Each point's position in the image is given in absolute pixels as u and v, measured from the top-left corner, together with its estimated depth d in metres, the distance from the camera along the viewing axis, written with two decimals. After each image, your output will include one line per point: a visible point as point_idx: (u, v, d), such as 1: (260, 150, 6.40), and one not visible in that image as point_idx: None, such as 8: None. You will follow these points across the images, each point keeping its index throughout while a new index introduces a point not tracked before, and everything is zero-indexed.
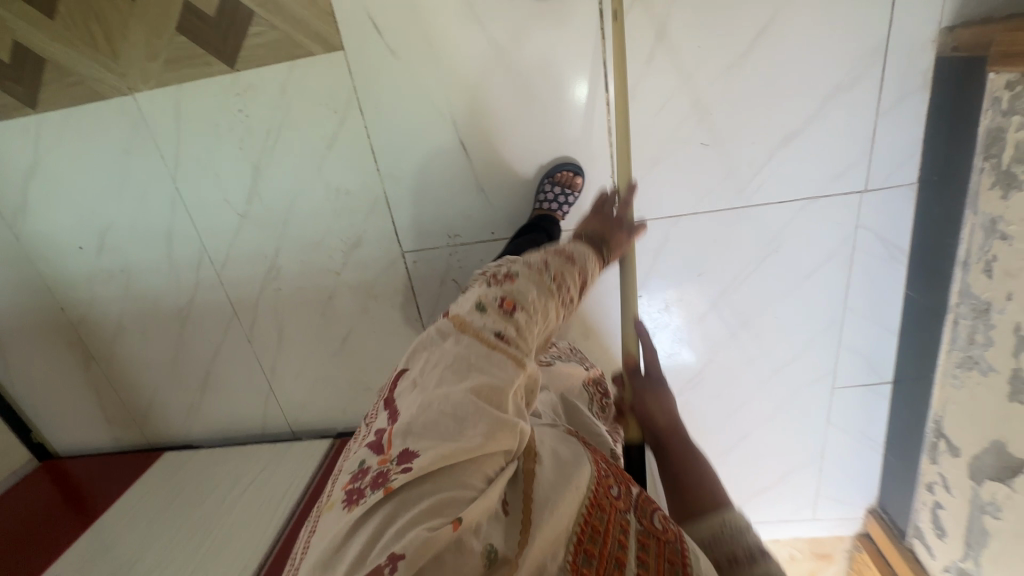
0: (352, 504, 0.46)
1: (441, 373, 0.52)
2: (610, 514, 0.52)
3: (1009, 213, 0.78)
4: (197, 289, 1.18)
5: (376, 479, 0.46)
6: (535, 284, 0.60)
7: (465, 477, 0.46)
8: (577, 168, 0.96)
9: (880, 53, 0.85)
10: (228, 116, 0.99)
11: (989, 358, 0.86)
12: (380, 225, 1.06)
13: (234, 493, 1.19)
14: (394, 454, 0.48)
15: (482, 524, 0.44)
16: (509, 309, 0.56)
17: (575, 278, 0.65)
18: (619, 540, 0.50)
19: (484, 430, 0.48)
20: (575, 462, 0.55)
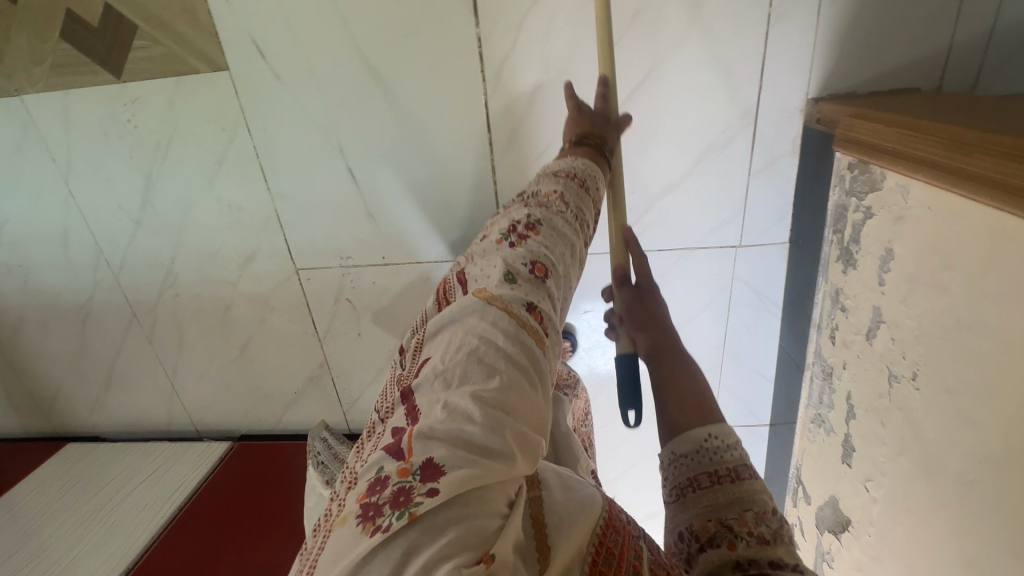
0: (367, 524, 0.38)
1: (468, 364, 0.47)
2: (624, 538, 0.50)
3: (846, 287, 0.81)
4: (96, 289, 1.18)
5: (398, 498, 0.39)
6: (556, 231, 0.60)
7: (490, 501, 0.42)
8: None
9: (750, 117, 0.87)
10: (117, 124, 0.98)
11: (831, 419, 0.90)
12: (273, 242, 1.07)
13: (126, 489, 1.22)
14: (416, 464, 0.41)
15: (510, 555, 0.40)
16: (540, 275, 0.55)
17: (588, 205, 0.67)
18: (635, 565, 0.47)
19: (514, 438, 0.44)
20: (578, 496, 0.51)
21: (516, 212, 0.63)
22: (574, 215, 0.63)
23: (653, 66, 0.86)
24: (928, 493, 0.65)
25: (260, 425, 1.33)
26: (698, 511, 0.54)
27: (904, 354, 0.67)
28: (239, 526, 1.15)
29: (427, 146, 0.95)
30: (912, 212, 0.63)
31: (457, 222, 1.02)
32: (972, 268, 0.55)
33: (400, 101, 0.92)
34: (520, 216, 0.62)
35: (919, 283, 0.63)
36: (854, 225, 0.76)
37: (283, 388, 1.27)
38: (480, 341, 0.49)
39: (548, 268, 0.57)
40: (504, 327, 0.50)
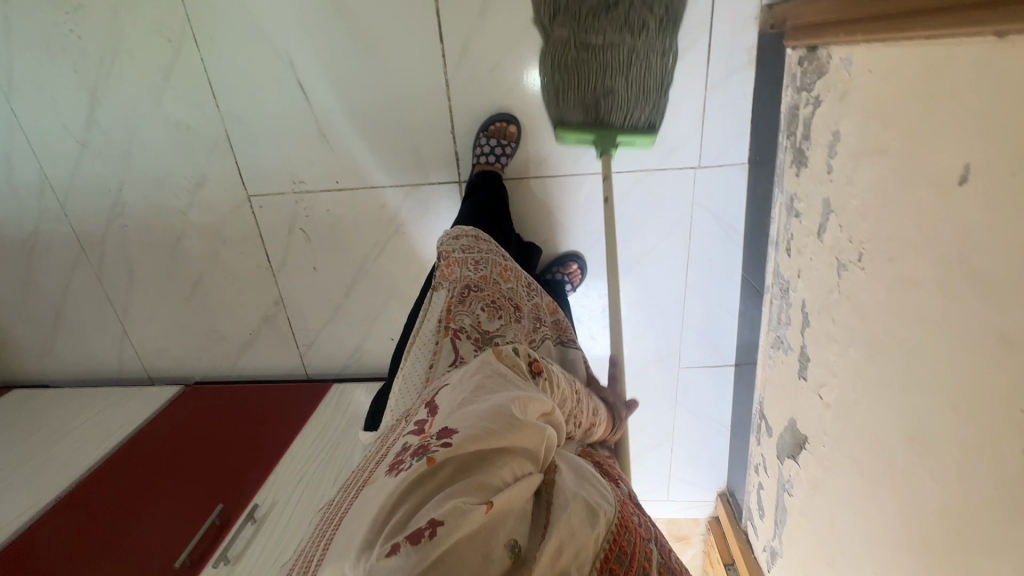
0: (392, 471, 0.41)
1: (480, 381, 0.49)
2: (636, 537, 0.48)
3: (799, 189, 0.79)
4: (41, 220, 1.14)
5: (417, 451, 0.42)
6: (563, 380, 0.61)
7: (498, 465, 0.42)
8: (508, 116, 0.95)
9: (705, 26, 0.86)
10: (59, 34, 0.95)
11: (788, 337, 0.88)
12: (224, 166, 1.04)
13: (67, 428, 1.17)
14: (434, 432, 0.44)
15: (510, 516, 0.40)
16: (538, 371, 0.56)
17: (586, 404, 0.65)
18: (644, 565, 0.46)
19: (515, 424, 0.44)
20: (597, 483, 0.51)
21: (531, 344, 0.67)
22: (571, 382, 0.63)
23: None
24: (874, 378, 0.63)
25: (214, 370, 1.29)
26: None
27: (851, 237, 0.65)
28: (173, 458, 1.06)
29: (379, 59, 0.93)
30: (854, 83, 0.61)
31: (411, 142, 0.99)
32: (909, 120, 0.53)
33: (350, 9, 0.90)
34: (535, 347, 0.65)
35: (862, 155, 0.61)
36: (806, 120, 0.74)
37: (238, 329, 1.23)
38: (490, 372, 0.51)
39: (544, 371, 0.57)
40: (510, 378, 0.51)
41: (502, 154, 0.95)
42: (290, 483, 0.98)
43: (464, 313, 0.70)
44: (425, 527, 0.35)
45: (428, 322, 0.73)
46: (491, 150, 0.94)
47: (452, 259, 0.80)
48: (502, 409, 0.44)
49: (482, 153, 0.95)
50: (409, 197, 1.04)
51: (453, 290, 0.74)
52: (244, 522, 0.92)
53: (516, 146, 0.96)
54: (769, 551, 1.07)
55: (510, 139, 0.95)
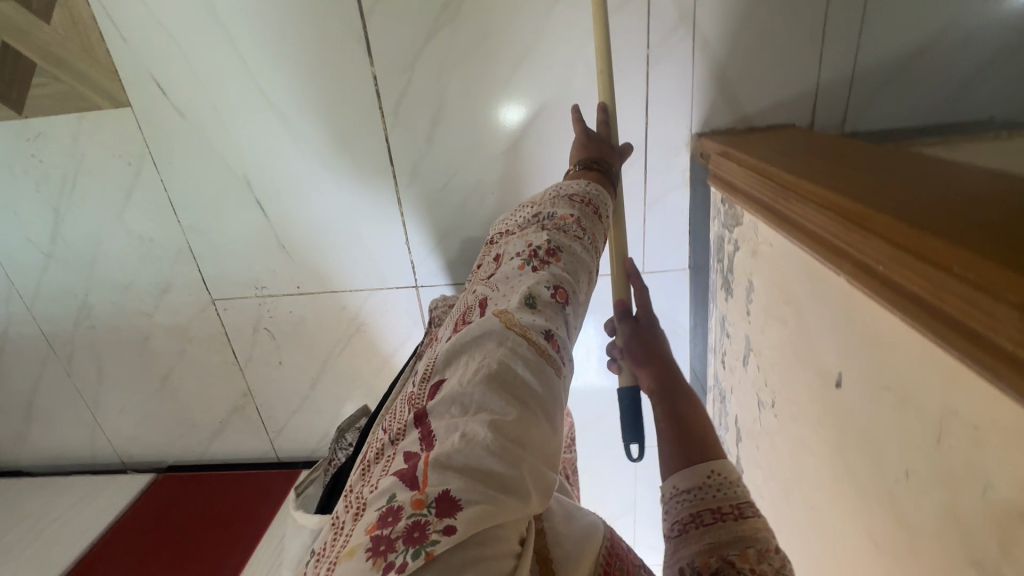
0: (379, 560, 0.34)
1: (486, 390, 0.42)
2: (626, 563, 0.53)
3: (729, 313, 0.83)
4: (10, 322, 1.16)
5: (411, 533, 0.35)
6: (579, 269, 0.54)
7: (503, 538, 0.38)
8: None
9: (641, 151, 0.91)
10: (21, 159, 0.98)
11: (727, 441, 0.93)
12: (188, 273, 1.07)
13: (38, 526, 1.19)
14: (431, 498, 0.37)
15: None
16: (560, 297, 0.50)
17: (601, 231, 0.61)
18: None
19: (528, 474, 0.40)
20: (576, 536, 0.50)
21: (535, 234, 0.57)
22: (590, 237, 0.58)
23: (542, 100, 0.89)
24: (789, 516, 0.68)
25: (186, 456, 1.32)
26: (700, 546, 0.47)
27: (766, 382, 0.70)
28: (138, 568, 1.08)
29: (334, 177, 0.97)
30: (761, 248, 0.66)
31: (368, 250, 1.03)
32: (799, 306, 0.58)
33: (303, 135, 0.93)
34: (541, 237, 0.56)
35: (771, 314, 0.66)
36: (730, 255, 0.79)
37: (209, 418, 1.26)
38: (494, 369, 0.44)
39: (568, 294, 0.51)
40: (520, 357, 0.44)
41: None
42: None
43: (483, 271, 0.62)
44: None
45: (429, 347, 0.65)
46: None
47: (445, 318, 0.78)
48: (513, 448, 0.40)
49: None
50: (370, 300, 1.08)
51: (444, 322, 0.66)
52: None
53: None
54: None
55: None
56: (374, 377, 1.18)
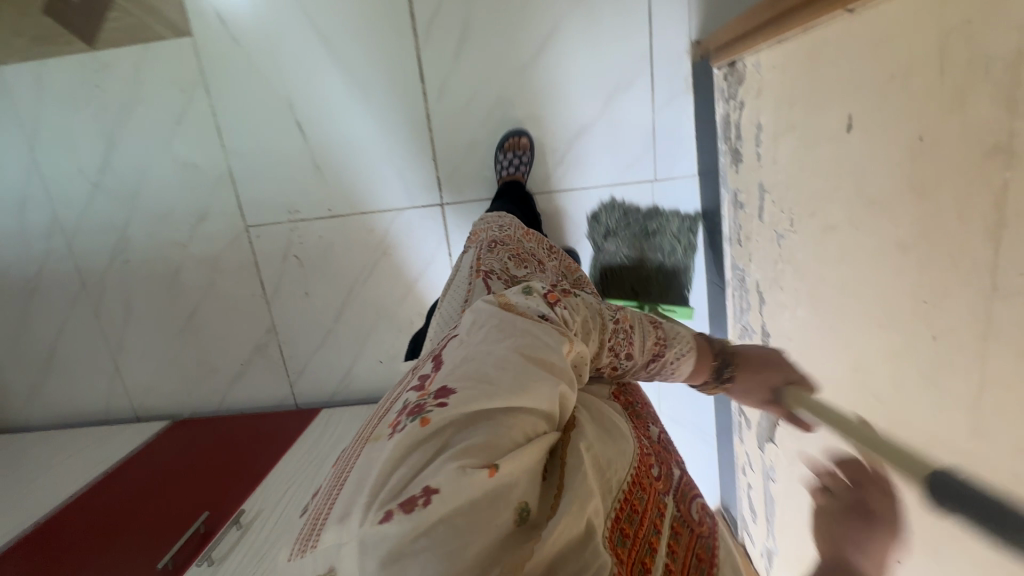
0: (387, 434, 0.37)
1: (487, 329, 0.44)
2: (649, 494, 0.46)
3: (739, 182, 0.89)
4: (46, 259, 1.20)
5: (413, 410, 0.37)
6: (593, 309, 0.53)
7: (499, 426, 0.37)
8: (522, 132, 1.06)
9: (647, 60, 1.02)
10: (85, 90, 1.08)
11: (751, 322, 0.94)
12: (225, 200, 1.14)
13: (45, 470, 1.15)
14: (432, 390, 0.39)
15: (522, 479, 0.37)
16: (550, 302, 0.50)
17: (650, 335, 0.55)
18: (655, 523, 0.45)
19: (520, 385, 0.39)
20: (616, 425, 0.49)
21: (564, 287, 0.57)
22: (629, 352, 0.54)
23: (557, 17, 1.00)
24: (820, 326, 0.69)
25: (204, 405, 1.30)
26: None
27: (784, 209, 0.75)
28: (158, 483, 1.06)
29: (369, 98, 1.06)
30: (765, 80, 0.74)
31: (397, 169, 1.11)
32: (805, 96, 0.64)
33: (343, 57, 1.04)
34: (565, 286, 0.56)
35: (781, 136, 0.72)
36: (736, 123, 0.87)
37: (229, 360, 1.26)
38: (488, 325, 0.45)
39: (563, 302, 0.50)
40: (518, 328, 0.45)
41: (519, 164, 1.05)
42: (278, 493, 0.99)
43: (492, 260, 0.75)
44: (419, 495, 0.32)
45: (461, 273, 0.78)
46: (510, 162, 1.05)
47: (477, 232, 0.89)
48: (508, 364, 0.40)
49: (504, 167, 1.06)
50: (396, 220, 1.14)
51: (481, 246, 0.80)
52: (229, 527, 0.92)
53: (531, 155, 1.06)
54: (766, 556, 1.04)
55: (525, 150, 1.06)
56: (397, 305, 1.20)
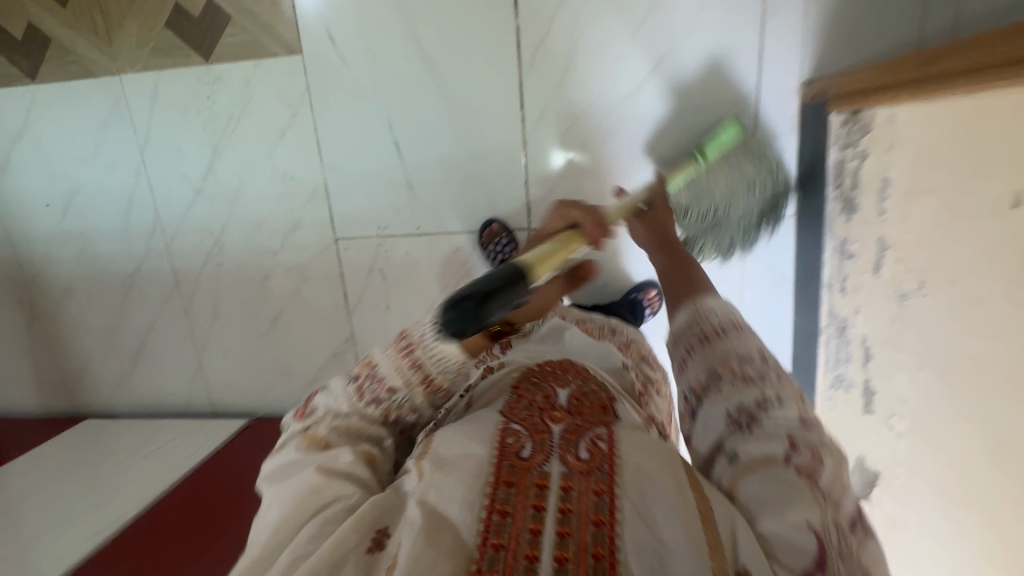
0: None
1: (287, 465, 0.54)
2: (519, 478, 0.47)
3: (850, 233, 0.87)
4: (146, 257, 1.26)
5: None
6: (353, 388, 0.58)
7: (319, 527, 0.47)
8: (488, 222, 1.12)
9: (753, 99, 1.00)
10: (197, 101, 1.13)
11: (849, 374, 0.92)
12: (318, 213, 1.17)
13: (133, 460, 1.21)
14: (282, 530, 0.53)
15: (345, 546, 0.45)
16: (300, 418, 0.60)
17: (377, 382, 0.57)
18: (534, 506, 0.45)
19: (317, 484, 0.51)
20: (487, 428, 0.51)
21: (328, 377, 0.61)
22: (388, 386, 0.57)
23: (663, 53, 1.00)
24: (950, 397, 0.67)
25: (278, 406, 1.34)
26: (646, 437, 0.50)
27: (910, 269, 0.72)
28: (244, 497, 1.08)
29: (466, 122, 1.08)
30: (902, 136, 0.72)
31: (487, 192, 1.12)
32: (956, 161, 0.62)
33: (445, 81, 1.06)
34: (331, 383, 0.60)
35: (916, 195, 0.70)
36: (853, 172, 0.84)
37: (307, 365, 1.30)
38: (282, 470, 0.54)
39: (305, 413, 0.59)
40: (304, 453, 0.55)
41: (506, 246, 1.10)
42: None
43: None
44: None
45: None
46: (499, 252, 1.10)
47: None
48: (304, 484, 0.51)
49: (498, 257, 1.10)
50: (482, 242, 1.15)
51: None
52: None
53: (509, 233, 1.11)
54: None
55: (501, 234, 1.11)
56: None
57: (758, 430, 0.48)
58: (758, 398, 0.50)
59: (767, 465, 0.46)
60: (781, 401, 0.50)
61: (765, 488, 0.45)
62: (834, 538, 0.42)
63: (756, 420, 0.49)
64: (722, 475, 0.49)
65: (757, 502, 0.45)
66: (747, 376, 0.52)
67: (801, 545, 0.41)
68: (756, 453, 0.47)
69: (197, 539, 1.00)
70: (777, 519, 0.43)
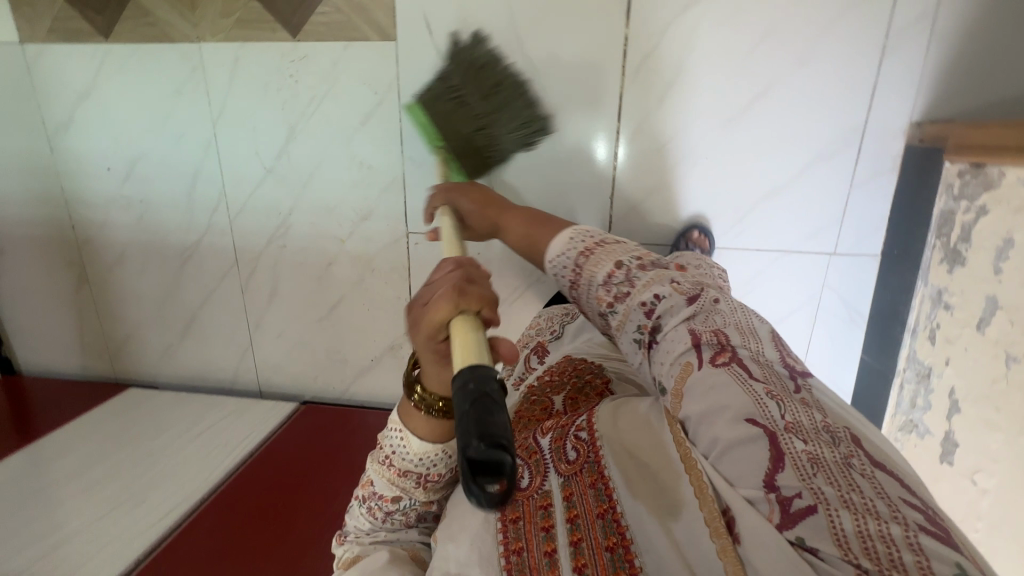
0: None
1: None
2: (526, 505, 0.55)
3: (950, 285, 0.87)
4: (206, 232, 1.23)
5: None
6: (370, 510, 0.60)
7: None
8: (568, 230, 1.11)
9: (857, 135, 0.98)
10: (279, 78, 1.09)
11: (927, 421, 0.93)
12: (392, 204, 1.15)
13: (184, 438, 1.20)
14: None
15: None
16: (340, 542, 0.63)
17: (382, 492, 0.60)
18: (541, 508, 0.54)
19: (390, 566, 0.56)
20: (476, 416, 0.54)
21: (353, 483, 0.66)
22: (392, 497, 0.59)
23: (772, 79, 0.97)
24: None
25: (327, 392, 1.34)
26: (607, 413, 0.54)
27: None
28: (306, 485, 1.10)
29: (558, 128, 1.05)
30: None
31: (569, 201, 1.10)
32: None
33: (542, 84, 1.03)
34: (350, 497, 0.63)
35: None
36: (963, 226, 0.84)
37: (361, 354, 1.29)
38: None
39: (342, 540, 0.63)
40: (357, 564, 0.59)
41: None
42: None
43: None
44: None
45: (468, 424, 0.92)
46: None
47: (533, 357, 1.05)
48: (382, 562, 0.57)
49: None
50: None
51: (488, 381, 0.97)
52: None
53: None
54: None
55: None
56: None
57: (664, 343, 0.57)
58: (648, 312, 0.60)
59: (684, 374, 0.53)
60: (660, 299, 0.60)
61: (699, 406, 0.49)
62: (774, 418, 0.45)
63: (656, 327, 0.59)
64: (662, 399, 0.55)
65: (707, 418, 0.48)
66: (620, 293, 0.63)
67: (758, 454, 0.43)
68: (671, 376, 0.54)
69: (267, 526, 1.01)
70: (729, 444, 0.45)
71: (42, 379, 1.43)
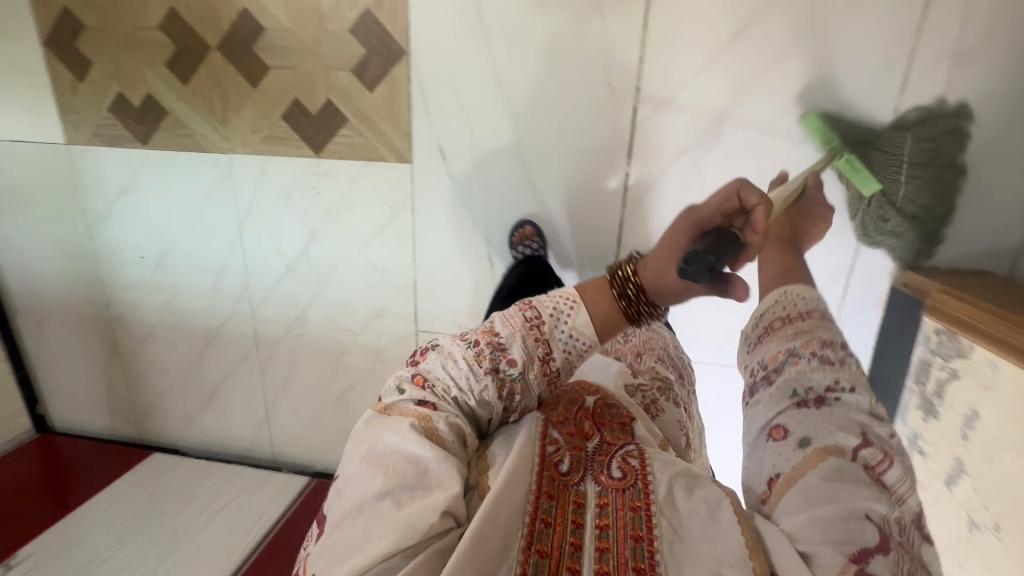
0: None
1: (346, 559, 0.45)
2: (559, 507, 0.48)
3: (925, 432, 0.92)
4: (229, 318, 1.32)
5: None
6: (474, 367, 0.53)
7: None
8: None
9: (844, 274, 1.02)
10: (302, 189, 1.17)
11: None
12: (402, 305, 1.22)
13: (207, 514, 1.30)
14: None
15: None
16: (418, 386, 0.54)
17: (497, 359, 0.53)
18: (574, 520, 0.47)
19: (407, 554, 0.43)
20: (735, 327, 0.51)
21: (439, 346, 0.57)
22: (508, 359, 0.53)
23: None
24: None
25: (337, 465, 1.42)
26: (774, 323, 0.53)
27: (986, 506, 0.78)
28: None
29: (561, 246, 1.11)
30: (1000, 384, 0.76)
31: None
32: None
33: (545, 209, 1.09)
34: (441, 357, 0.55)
35: (1005, 448, 0.75)
36: (938, 381, 0.89)
37: None
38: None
39: (423, 380, 0.54)
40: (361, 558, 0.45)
41: None
42: None
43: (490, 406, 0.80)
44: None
45: None
46: None
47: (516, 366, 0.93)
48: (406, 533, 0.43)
49: None
50: None
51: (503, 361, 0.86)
52: None
53: None
54: None
55: None
56: None
57: (827, 418, 0.48)
58: (829, 382, 0.50)
59: (837, 453, 0.46)
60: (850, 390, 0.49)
61: (817, 481, 0.45)
62: (892, 524, 0.42)
63: (825, 404, 0.49)
64: (775, 461, 0.48)
65: (822, 491, 0.44)
66: (827, 358, 0.52)
67: (835, 537, 0.41)
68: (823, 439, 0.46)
69: None
70: (811, 512, 0.43)
71: (73, 437, 1.54)
